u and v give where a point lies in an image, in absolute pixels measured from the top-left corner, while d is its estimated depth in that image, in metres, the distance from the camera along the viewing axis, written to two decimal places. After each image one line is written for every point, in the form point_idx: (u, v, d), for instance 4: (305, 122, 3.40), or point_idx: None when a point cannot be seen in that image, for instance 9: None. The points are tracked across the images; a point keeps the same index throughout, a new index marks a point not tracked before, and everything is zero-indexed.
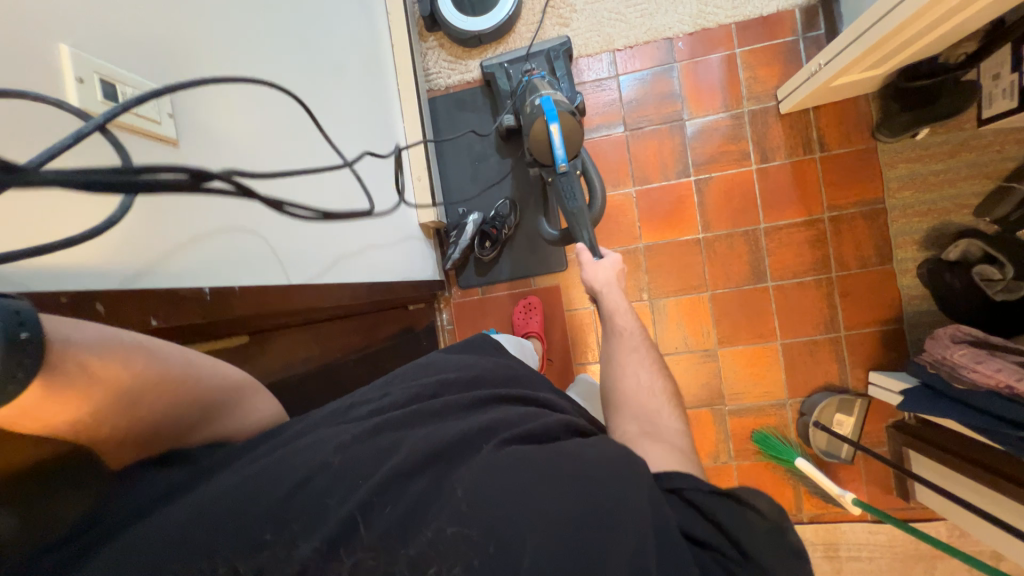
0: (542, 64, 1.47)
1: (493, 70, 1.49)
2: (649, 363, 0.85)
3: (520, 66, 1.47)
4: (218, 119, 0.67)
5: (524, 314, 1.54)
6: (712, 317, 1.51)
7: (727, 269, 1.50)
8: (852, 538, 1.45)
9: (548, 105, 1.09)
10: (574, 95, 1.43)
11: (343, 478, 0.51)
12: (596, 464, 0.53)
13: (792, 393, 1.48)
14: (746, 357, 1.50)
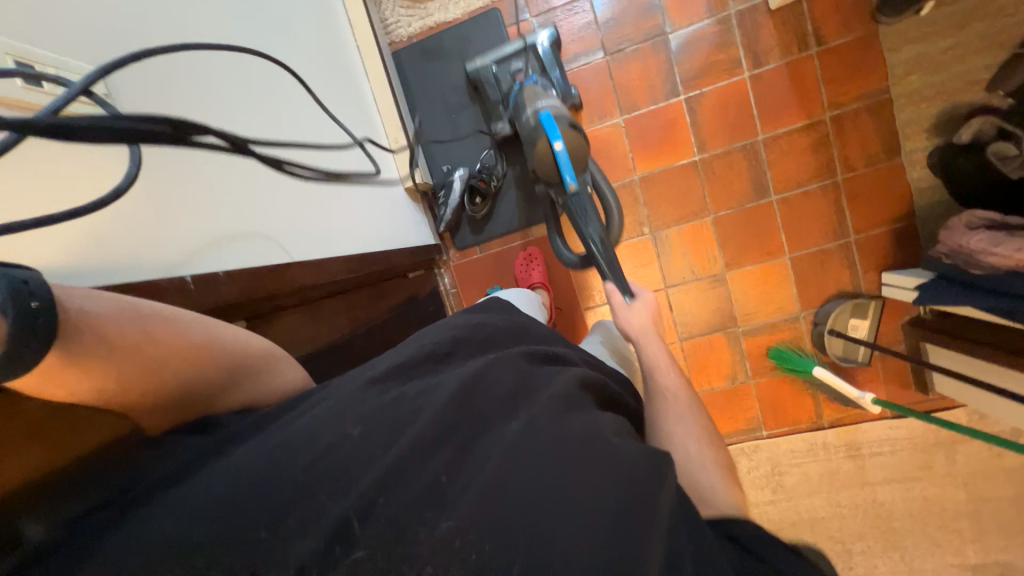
0: (533, 62, 1.36)
1: (479, 75, 1.39)
2: (701, 442, 0.76)
3: (509, 67, 1.37)
4: (146, 106, 0.63)
5: (527, 266, 1.52)
6: (716, 241, 1.47)
7: (728, 189, 1.44)
8: (873, 436, 1.49)
9: (550, 128, 1.10)
10: (567, 89, 1.37)
11: (358, 452, 0.51)
12: (607, 455, 0.54)
13: (805, 305, 1.46)
14: (755, 277, 1.48)
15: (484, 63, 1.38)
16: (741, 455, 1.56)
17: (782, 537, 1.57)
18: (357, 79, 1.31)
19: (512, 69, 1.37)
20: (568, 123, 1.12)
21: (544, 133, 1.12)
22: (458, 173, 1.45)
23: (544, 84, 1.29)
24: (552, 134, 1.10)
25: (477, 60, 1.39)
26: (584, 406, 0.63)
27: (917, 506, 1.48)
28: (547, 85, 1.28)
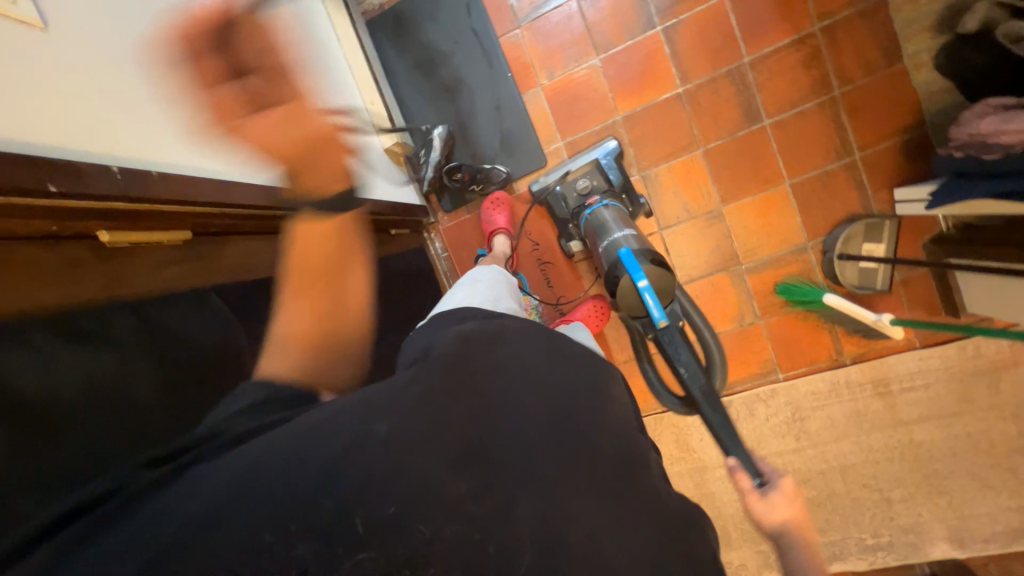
0: (601, 179, 1.37)
1: (546, 195, 1.44)
2: None
3: (575, 192, 1.38)
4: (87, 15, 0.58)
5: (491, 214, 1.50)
6: (710, 176, 1.40)
7: (717, 119, 1.37)
8: (903, 370, 1.37)
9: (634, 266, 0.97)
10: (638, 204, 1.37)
11: (383, 453, 0.44)
12: (626, 480, 0.59)
13: (812, 234, 1.37)
14: (755, 210, 1.39)
15: (552, 171, 1.45)
16: (758, 401, 1.47)
17: (811, 486, 1.47)
18: (330, 44, 1.33)
19: (576, 191, 1.38)
20: (652, 259, 0.98)
21: (626, 270, 0.98)
22: (437, 130, 1.45)
23: (618, 207, 1.29)
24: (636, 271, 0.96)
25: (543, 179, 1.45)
26: (613, 428, 0.64)
27: (959, 442, 1.36)
28: (620, 207, 1.29)
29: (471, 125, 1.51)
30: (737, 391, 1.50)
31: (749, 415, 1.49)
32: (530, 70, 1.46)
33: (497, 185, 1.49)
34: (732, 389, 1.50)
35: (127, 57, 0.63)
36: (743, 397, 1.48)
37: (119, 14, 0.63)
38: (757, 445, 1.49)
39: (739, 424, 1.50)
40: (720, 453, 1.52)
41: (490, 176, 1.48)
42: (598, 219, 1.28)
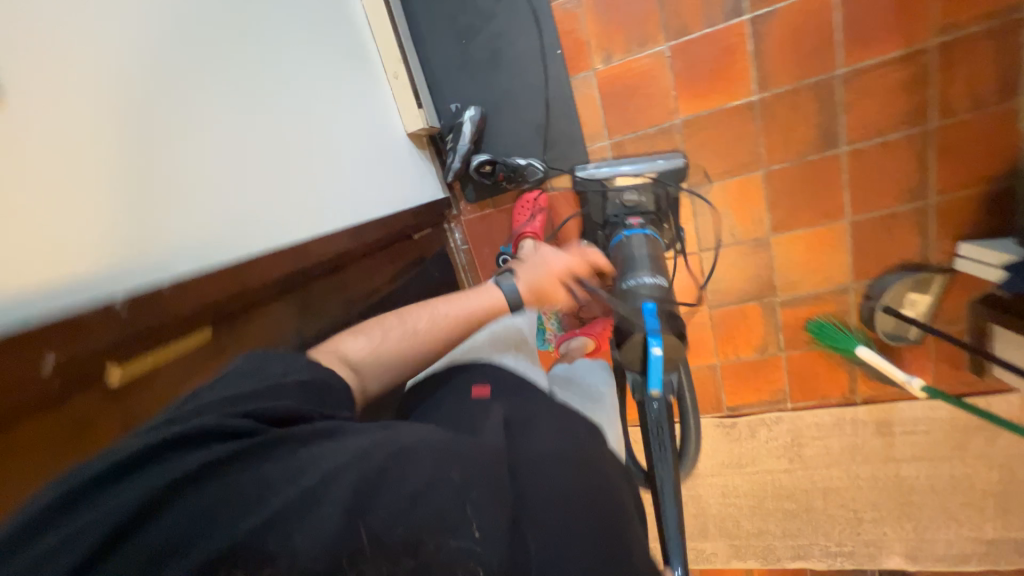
0: (649, 196, 1.24)
1: (585, 188, 1.30)
2: None
3: (617, 200, 1.25)
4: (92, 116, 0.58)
5: (525, 211, 1.38)
6: (765, 201, 1.28)
7: (788, 138, 1.21)
8: (909, 415, 1.40)
9: (653, 326, 0.89)
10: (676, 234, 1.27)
11: (445, 492, 0.47)
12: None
13: (857, 276, 1.29)
14: (806, 243, 1.29)
15: (601, 165, 1.29)
16: (762, 425, 1.50)
17: (793, 501, 1.57)
18: None
19: (618, 202, 1.25)
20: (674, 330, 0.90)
21: (645, 325, 0.90)
22: (468, 112, 1.29)
23: (655, 239, 1.16)
24: (653, 333, 0.87)
25: (589, 168, 1.30)
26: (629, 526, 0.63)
27: (940, 481, 1.44)
28: (658, 240, 1.16)
29: (507, 108, 1.31)
30: (743, 413, 1.53)
31: (750, 435, 1.54)
32: (584, 49, 1.24)
33: (531, 183, 1.34)
34: (738, 410, 1.53)
35: (140, 147, 0.63)
36: (748, 419, 1.52)
37: (124, 112, 0.62)
38: (751, 461, 1.56)
39: (739, 442, 1.55)
40: (714, 464, 1.60)
41: (524, 173, 1.32)
42: (632, 244, 1.15)
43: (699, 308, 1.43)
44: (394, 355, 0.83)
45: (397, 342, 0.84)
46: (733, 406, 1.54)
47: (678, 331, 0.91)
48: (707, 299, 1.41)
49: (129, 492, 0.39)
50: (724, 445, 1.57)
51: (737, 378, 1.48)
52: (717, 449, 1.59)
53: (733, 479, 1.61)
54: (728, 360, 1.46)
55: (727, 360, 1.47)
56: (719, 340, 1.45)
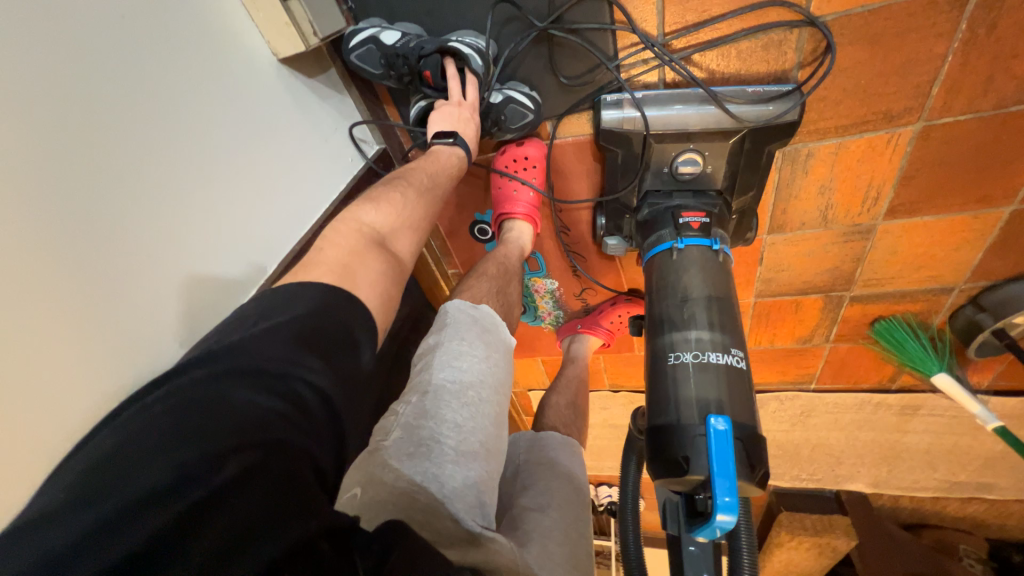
0: (722, 165, 0.75)
1: (610, 143, 0.77)
2: None
3: (666, 168, 0.77)
4: None
5: (511, 174, 0.88)
6: (898, 173, 0.79)
7: (997, 67, 0.65)
8: (942, 403, 1.24)
9: (726, 473, 0.53)
10: (741, 232, 0.84)
11: None
12: None
13: (976, 277, 0.92)
14: (927, 233, 0.87)
15: (651, 94, 0.73)
16: (773, 399, 1.36)
17: (781, 449, 1.57)
18: None
19: (669, 171, 0.77)
20: (756, 463, 0.56)
21: (710, 455, 0.55)
22: (387, 40, 0.75)
23: (727, 257, 0.73)
24: (724, 481, 0.53)
25: (627, 99, 0.74)
26: None
27: (937, 446, 1.40)
28: (730, 257, 0.73)
29: None
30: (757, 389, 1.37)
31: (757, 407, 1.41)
32: None
33: (515, 130, 0.83)
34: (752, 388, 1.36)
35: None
36: (760, 395, 1.37)
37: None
38: None
39: None
40: None
41: (502, 116, 0.81)
42: (681, 264, 0.71)
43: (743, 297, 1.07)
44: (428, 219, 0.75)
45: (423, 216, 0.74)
46: None
47: (760, 469, 0.57)
48: (757, 290, 1.05)
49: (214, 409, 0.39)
50: None
51: (762, 363, 1.25)
52: None
53: None
54: (759, 347, 1.20)
55: (756, 348, 1.21)
56: (756, 330, 1.15)
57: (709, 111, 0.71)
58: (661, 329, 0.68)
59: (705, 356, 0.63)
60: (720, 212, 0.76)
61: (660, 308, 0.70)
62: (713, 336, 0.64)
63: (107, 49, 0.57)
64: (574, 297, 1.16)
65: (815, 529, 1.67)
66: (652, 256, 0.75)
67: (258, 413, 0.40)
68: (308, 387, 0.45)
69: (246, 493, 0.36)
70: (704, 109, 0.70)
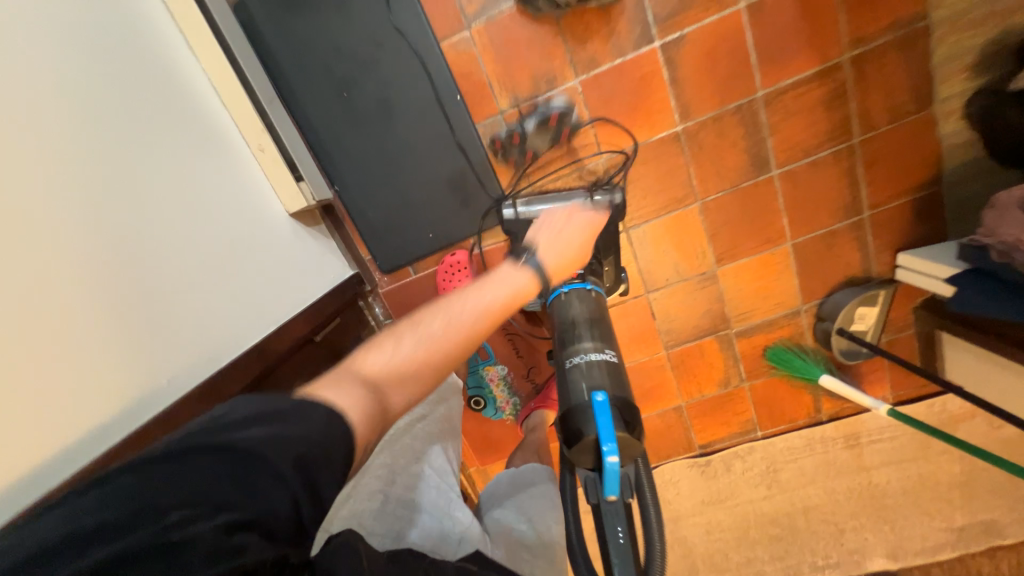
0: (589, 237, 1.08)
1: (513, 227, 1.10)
2: None
3: None
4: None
5: (451, 277, 1.23)
6: (706, 233, 1.18)
7: (718, 165, 1.12)
8: (873, 425, 1.37)
9: (605, 427, 0.75)
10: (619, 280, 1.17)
11: None
12: None
13: (807, 297, 1.23)
14: (752, 271, 1.22)
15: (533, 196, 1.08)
16: (735, 457, 1.44)
17: (777, 525, 1.51)
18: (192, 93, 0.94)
19: None
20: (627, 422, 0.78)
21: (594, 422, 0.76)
22: None
23: (598, 294, 1.04)
24: (606, 433, 0.74)
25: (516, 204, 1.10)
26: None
27: (908, 480, 1.43)
28: (601, 295, 1.04)
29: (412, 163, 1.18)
30: (716, 449, 1.45)
31: (726, 470, 1.46)
32: (486, 90, 1.10)
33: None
34: (711, 448, 1.44)
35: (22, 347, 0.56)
36: (721, 453, 1.44)
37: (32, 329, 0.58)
38: (731, 496, 1.49)
39: (716, 479, 1.46)
40: (695, 504, 1.50)
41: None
42: (570, 302, 1.00)
43: (656, 350, 1.31)
44: (440, 357, 0.68)
45: (424, 352, 0.67)
46: (705, 444, 1.44)
47: (634, 425, 0.78)
48: (664, 341, 1.30)
49: (187, 480, 0.43)
50: (702, 485, 1.47)
51: (705, 415, 1.39)
52: (697, 490, 1.49)
53: (716, 513, 1.53)
54: (693, 399, 1.37)
55: (692, 400, 1.37)
56: (682, 380, 1.35)
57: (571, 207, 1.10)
58: (562, 344, 0.93)
59: (587, 356, 0.88)
60: (595, 268, 1.09)
61: (555, 336, 0.96)
62: (594, 343, 0.91)
63: (137, 199, 0.76)
64: (521, 375, 1.38)
65: None
66: (549, 310, 1.04)
67: (218, 484, 0.44)
68: (281, 459, 0.47)
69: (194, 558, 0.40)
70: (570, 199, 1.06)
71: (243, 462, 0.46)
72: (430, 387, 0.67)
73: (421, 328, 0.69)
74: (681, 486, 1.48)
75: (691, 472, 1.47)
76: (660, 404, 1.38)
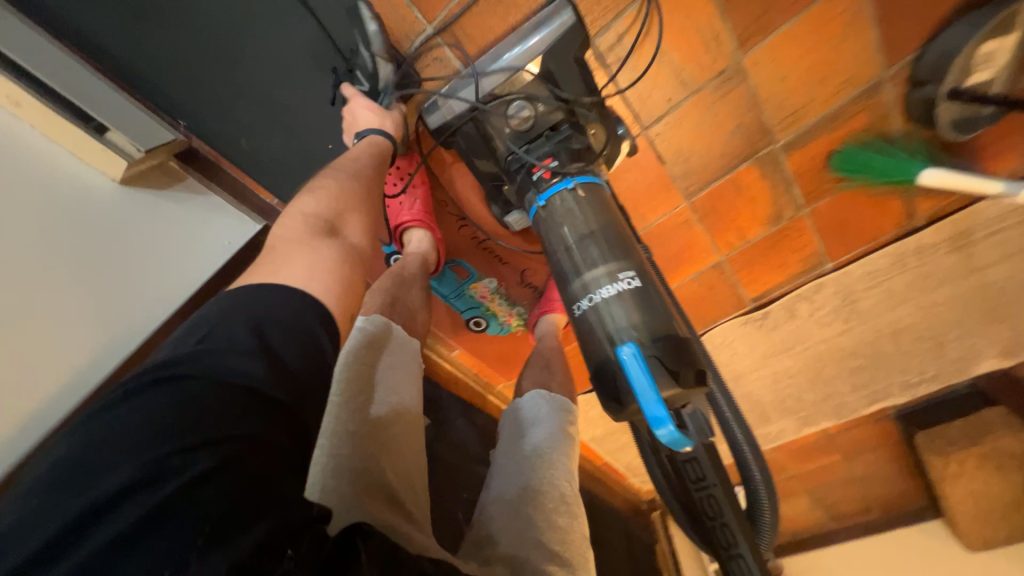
0: (547, 98, 0.76)
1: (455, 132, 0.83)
2: None
3: (507, 128, 0.79)
4: None
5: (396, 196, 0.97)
6: (716, 2, 0.74)
7: None
8: (996, 212, 1.00)
9: (648, 392, 0.54)
10: (610, 141, 0.81)
11: None
12: None
13: (893, 55, 0.80)
14: (800, 42, 0.78)
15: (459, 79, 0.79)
16: (800, 301, 1.16)
17: (857, 356, 1.29)
18: None
19: (510, 129, 0.79)
20: (675, 371, 0.56)
21: (635, 385, 0.55)
22: None
23: (592, 188, 0.74)
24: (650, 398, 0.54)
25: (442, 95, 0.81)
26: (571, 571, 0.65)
27: None
28: (596, 187, 0.75)
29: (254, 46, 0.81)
30: (773, 297, 1.18)
31: (789, 317, 1.20)
32: None
33: None
34: (767, 298, 1.17)
35: None
36: (780, 301, 1.17)
37: None
38: (798, 341, 1.25)
39: (778, 329, 1.22)
40: (755, 359, 1.30)
41: None
42: (559, 214, 0.73)
43: (675, 203, 0.98)
44: (366, 193, 0.80)
45: (355, 191, 0.80)
46: (759, 295, 1.18)
47: (688, 371, 0.57)
48: (682, 189, 0.96)
49: (135, 434, 0.43)
50: (760, 339, 1.25)
51: (753, 264, 1.09)
52: (757, 345, 1.27)
53: (783, 363, 1.32)
54: (735, 249, 1.07)
55: (733, 250, 1.07)
56: (715, 231, 1.03)
57: (519, 56, 0.74)
58: (567, 280, 0.69)
59: (601, 295, 0.64)
60: (572, 143, 0.77)
61: (556, 258, 0.70)
62: (606, 263, 0.66)
63: None
64: (517, 285, 1.13)
65: (966, 440, 1.35)
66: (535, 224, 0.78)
67: (167, 421, 0.44)
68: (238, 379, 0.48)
69: (193, 488, 0.40)
70: (501, 66, 0.75)
71: (193, 403, 0.45)
72: (374, 225, 0.81)
73: (335, 183, 0.78)
74: (736, 346, 1.27)
75: (746, 329, 1.23)
76: (694, 266, 1.09)
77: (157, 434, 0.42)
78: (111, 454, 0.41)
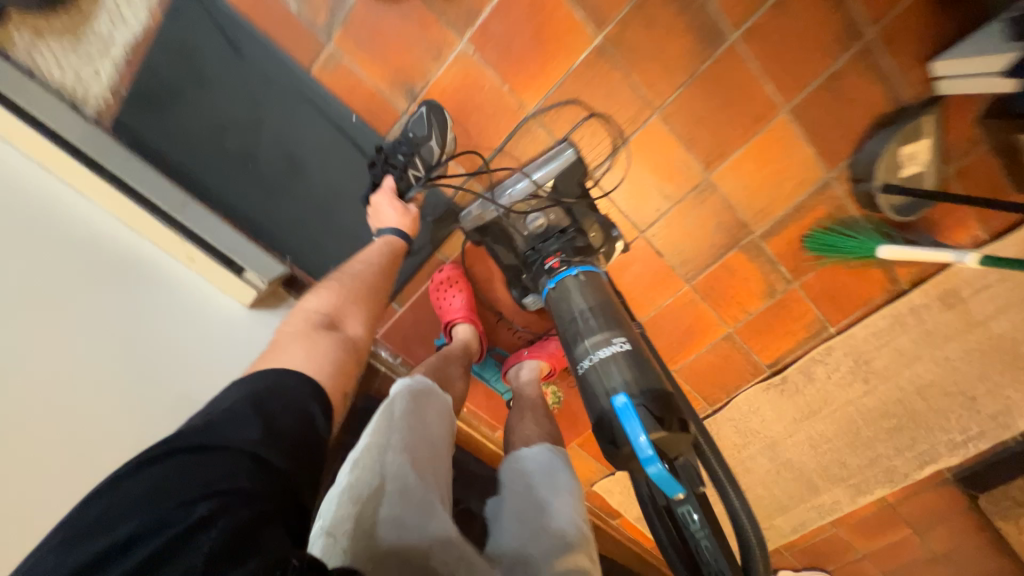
0: (557, 210, 0.97)
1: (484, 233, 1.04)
2: None
3: (525, 231, 0.99)
4: None
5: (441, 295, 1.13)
6: (681, 142, 1.00)
7: (659, 55, 0.93)
8: (971, 271, 1.13)
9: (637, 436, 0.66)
10: (608, 241, 1.00)
11: None
12: None
13: (832, 162, 1.01)
14: (753, 161, 1.01)
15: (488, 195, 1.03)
16: (814, 364, 1.26)
17: (889, 416, 1.30)
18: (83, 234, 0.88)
19: (527, 232, 0.99)
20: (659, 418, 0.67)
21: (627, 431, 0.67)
22: None
23: (591, 275, 0.89)
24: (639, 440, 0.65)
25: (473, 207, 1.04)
26: None
27: None
28: (594, 274, 0.90)
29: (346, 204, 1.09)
30: (788, 362, 1.28)
31: (808, 380, 1.28)
32: (378, 97, 1.01)
33: None
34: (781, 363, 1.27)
35: None
36: (795, 366, 1.27)
37: None
38: (825, 404, 1.31)
39: (800, 393, 1.30)
40: (786, 425, 1.35)
41: None
42: (565, 295, 0.88)
43: (678, 287, 1.16)
44: (366, 295, 0.89)
45: (356, 289, 0.89)
46: (773, 361, 1.28)
47: (671, 419, 0.68)
48: (683, 276, 1.14)
49: (151, 494, 0.47)
50: (785, 404, 1.31)
51: (760, 333, 1.22)
52: (784, 410, 1.33)
53: (815, 428, 1.35)
54: (741, 321, 1.21)
55: (739, 322, 1.21)
56: (718, 307, 1.18)
57: (535, 178, 0.97)
58: (572, 347, 0.82)
59: (599, 356, 0.77)
60: (577, 242, 0.95)
61: (562, 331, 0.86)
62: (602, 332, 0.80)
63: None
64: None
65: None
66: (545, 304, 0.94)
67: (177, 482, 0.48)
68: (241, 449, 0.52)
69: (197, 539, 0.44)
70: (521, 184, 0.98)
71: (200, 466, 0.50)
72: (372, 316, 0.89)
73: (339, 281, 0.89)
74: (764, 413, 1.34)
75: (769, 395, 1.31)
76: (706, 339, 1.23)
77: (166, 490, 0.47)
78: (135, 511, 0.46)
